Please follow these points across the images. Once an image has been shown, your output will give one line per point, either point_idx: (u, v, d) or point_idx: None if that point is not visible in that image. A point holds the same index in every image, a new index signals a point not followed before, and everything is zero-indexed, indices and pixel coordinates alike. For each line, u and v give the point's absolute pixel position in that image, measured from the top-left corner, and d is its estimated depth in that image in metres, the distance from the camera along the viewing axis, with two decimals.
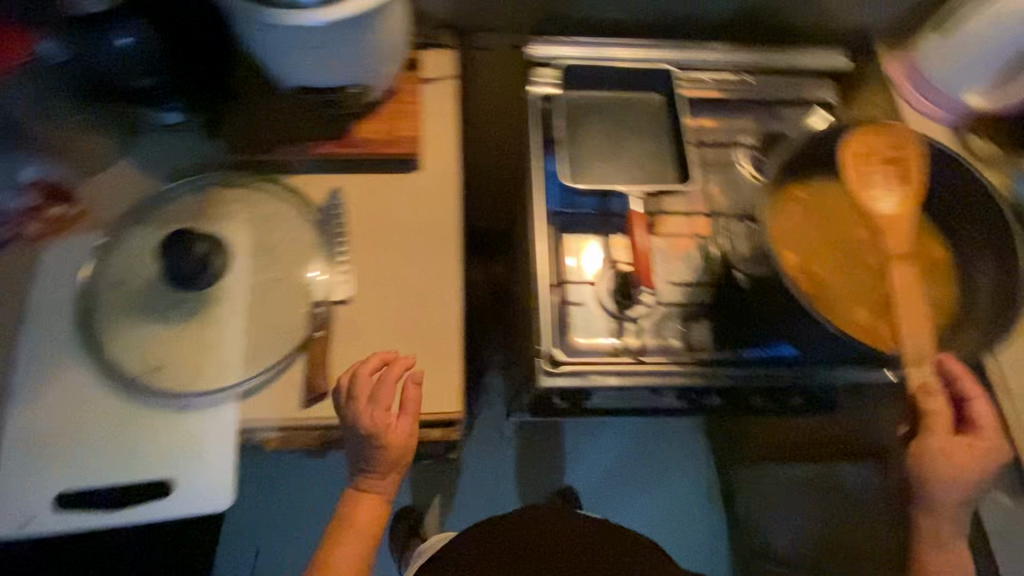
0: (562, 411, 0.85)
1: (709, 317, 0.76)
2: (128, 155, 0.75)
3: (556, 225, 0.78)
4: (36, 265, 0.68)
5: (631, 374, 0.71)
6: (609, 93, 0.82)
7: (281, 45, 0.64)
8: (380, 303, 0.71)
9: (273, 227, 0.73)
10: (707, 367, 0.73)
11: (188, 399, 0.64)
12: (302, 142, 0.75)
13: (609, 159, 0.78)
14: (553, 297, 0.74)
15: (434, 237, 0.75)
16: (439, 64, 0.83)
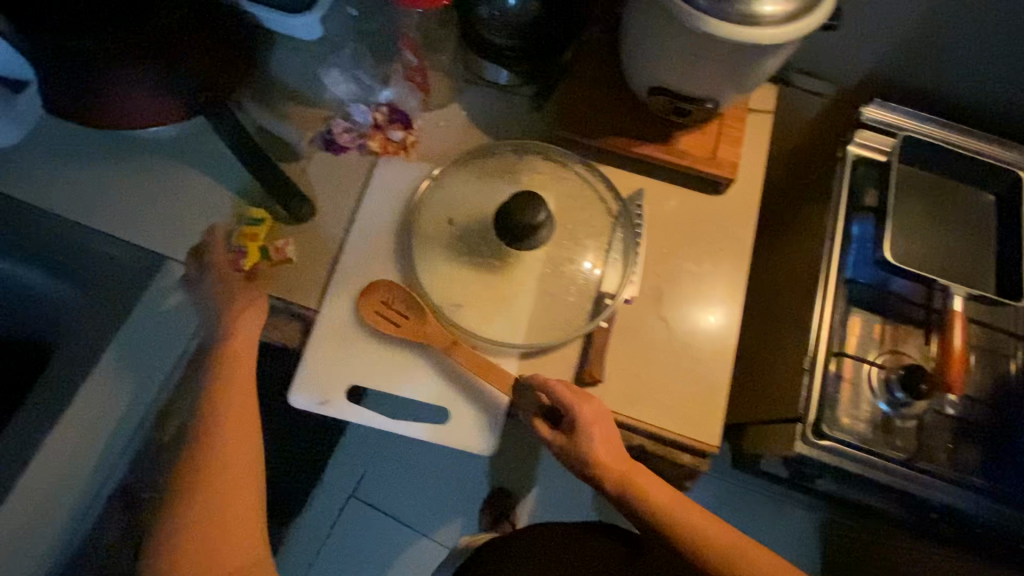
0: (764, 464, 0.84)
1: (982, 441, 0.71)
2: (461, 101, 0.80)
3: (847, 292, 0.75)
4: (371, 178, 0.75)
5: (888, 469, 0.69)
6: (936, 177, 0.78)
7: (677, 45, 0.64)
8: (661, 311, 0.72)
9: (576, 207, 0.76)
10: (966, 492, 0.69)
11: (477, 343, 0.68)
12: (627, 136, 0.77)
13: (924, 246, 0.75)
14: (828, 364, 0.71)
15: (724, 267, 0.74)
16: (767, 98, 0.81)
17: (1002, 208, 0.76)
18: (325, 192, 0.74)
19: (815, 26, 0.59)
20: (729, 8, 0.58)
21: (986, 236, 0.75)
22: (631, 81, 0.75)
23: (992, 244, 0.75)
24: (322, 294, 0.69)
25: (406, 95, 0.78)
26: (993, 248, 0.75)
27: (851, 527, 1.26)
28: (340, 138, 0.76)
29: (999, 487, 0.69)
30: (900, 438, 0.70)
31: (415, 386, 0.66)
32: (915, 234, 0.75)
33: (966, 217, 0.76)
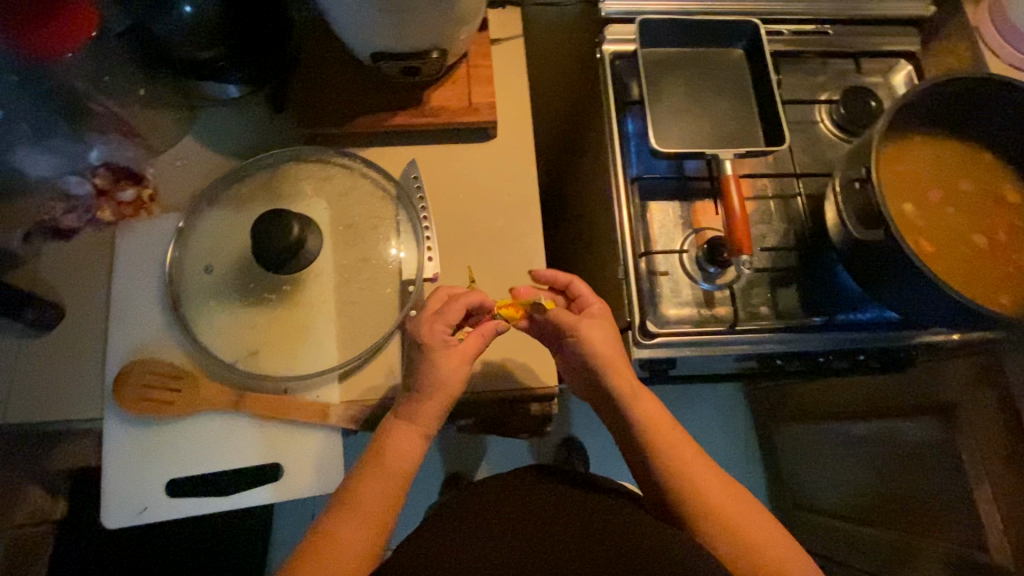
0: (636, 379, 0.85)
1: (799, 282, 0.74)
2: (192, 133, 0.72)
3: (641, 190, 0.75)
4: (116, 252, 0.67)
5: (722, 340, 0.71)
6: (687, 50, 0.79)
7: (356, 8, 0.59)
8: (468, 276, 0.70)
9: (351, 203, 0.70)
10: (802, 333, 0.72)
11: (287, 384, 0.63)
12: (374, 112, 0.71)
13: (693, 120, 0.75)
14: (641, 265, 0.72)
15: (519, 209, 0.73)
16: (508, 24, 0.77)
17: (750, 61, 0.78)
18: (69, 287, 0.66)
19: None
20: None
21: (744, 92, 0.77)
22: (355, 54, 0.69)
23: (752, 97, 0.77)
24: (101, 398, 0.62)
25: (120, 149, 0.69)
26: (754, 100, 0.77)
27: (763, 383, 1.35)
28: (62, 221, 0.66)
29: (827, 317, 0.73)
30: (724, 309, 0.73)
31: (229, 463, 0.60)
32: (683, 110, 0.76)
33: (722, 80, 0.77)
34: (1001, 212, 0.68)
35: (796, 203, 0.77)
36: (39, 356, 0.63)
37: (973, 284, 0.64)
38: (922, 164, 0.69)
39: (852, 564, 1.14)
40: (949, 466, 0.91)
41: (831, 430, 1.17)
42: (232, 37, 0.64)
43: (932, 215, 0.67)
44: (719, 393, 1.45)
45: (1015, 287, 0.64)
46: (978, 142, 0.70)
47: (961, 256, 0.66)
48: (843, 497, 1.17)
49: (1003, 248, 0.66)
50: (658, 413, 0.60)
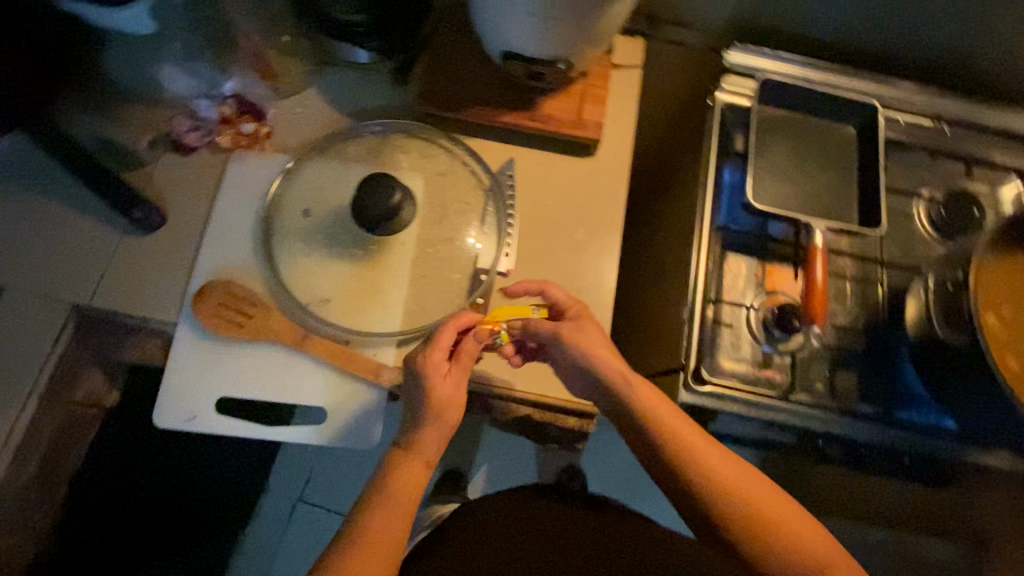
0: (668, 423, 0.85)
1: (861, 368, 0.73)
2: (316, 84, 0.76)
3: (723, 238, 0.75)
4: (224, 176, 0.71)
5: (772, 406, 0.70)
6: (799, 115, 0.79)
7: (504, 6, 0.62)
8: (538, 280, 0.72)
9: (446, 184, 0.73)
10: (854, 420, 0.71)
11: (346, 337, 0.65)
12: (488, 105, 0.75)
13: (790, 184, 0.76)
14: (707, 311, 0.72)
15: (602, 228, 0.74)
16: (632, 52, 0.80)
17: (860, 141, 0.78)
18: (174, 198, 0.70)
19: None
20: None
21: (847, 169, 0.77)
22: (488, 51, 0.73)
23: (855, 176, 0.77)
24: (179, 305, 0.65)
25: (252, 84, 0.73)
26: (856, 179, 0.77)
27: None
28: (183, 137, 0.71)
29: (884, 410, 0.72)
30: (780, 375, 0.72)
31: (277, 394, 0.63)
32: (782, 173, 0.76)
33: (828, 154, 0.78)
34: None
35: (877, 288, 0.76)
36: (133, 253, 0.67)
37: None
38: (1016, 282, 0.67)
39: None
40: None
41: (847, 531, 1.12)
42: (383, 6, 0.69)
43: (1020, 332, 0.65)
44: None
45: None
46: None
47: None
48: None
49: None
50: (688, 427, 0.58)
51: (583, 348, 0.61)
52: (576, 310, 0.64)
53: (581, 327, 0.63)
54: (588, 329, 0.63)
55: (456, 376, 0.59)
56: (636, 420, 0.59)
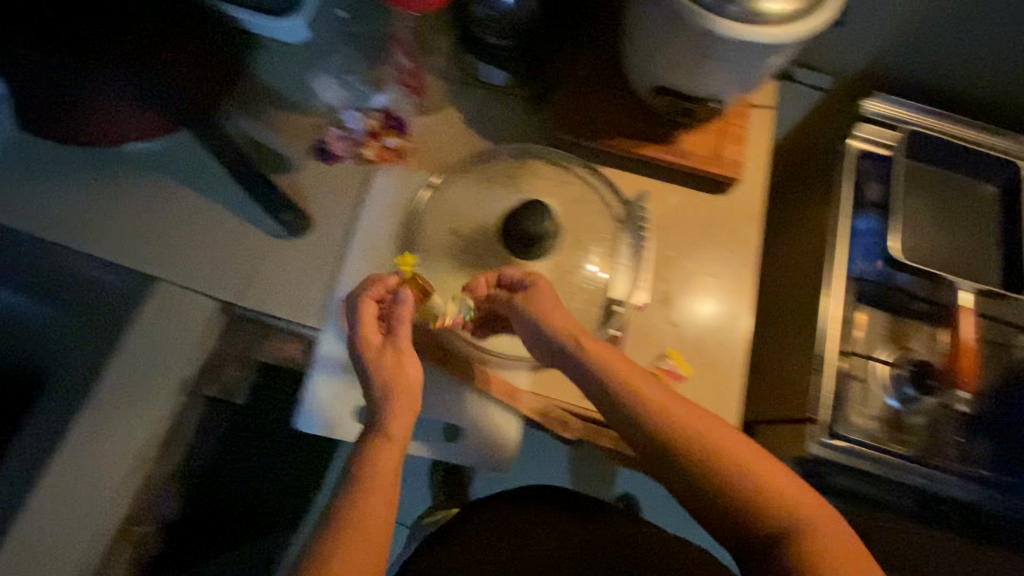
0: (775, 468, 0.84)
1: (997, 436, 0.71)
2: (457, 103, 0.77)
3: (856, 289, 0.74)
4: (368, 186, 0.72)
5: (904, 469, 0.68)
6: (939, 169, 0.78)
7: (675, 44, 0.63)
8: (670, 315, 0.71)
9: (582, 212, 0.73)
10: (987, 489, 0.69)
11: (485, 358, 0.65)
12: (628, 136, 0.75)
13: (929, 240, 0.74)
14: (838, 362, 0.71)
15: (734, 268, 0.73)
16: (770, 93, 0.79)
17: (1003, 201, 0.76)
18: (320, 205, 0.71)
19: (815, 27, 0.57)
20: (724, 8, 0.57)
21: (989, 229, 0.75)
22: (635, 84, 0.73)
23: (996, 237, 0.75)
24: (322, 311, 0.67)
25: (400, 99, 0.75)
26: (997, 240, 0.75)
27: None
28: (332, 146, 0.72)
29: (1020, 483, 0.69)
30: (911, 436, 0.70)
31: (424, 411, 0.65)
32: (920, 228, 0.75)
33: (968, 212, 0.76)
34: None
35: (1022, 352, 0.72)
36: (281, 257, 0.69)
37: None
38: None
39: None
40: None
41: None
42: (528, 33, 0.72)
43: None
44: None
45: None
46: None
47: None
48: None
49: None
50: (690, 411, 0.53)
51: (539, 307, 0.58)
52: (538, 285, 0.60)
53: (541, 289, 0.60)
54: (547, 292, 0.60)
55: (405, 351, 0.57)
56: (641, 414, 0.53)
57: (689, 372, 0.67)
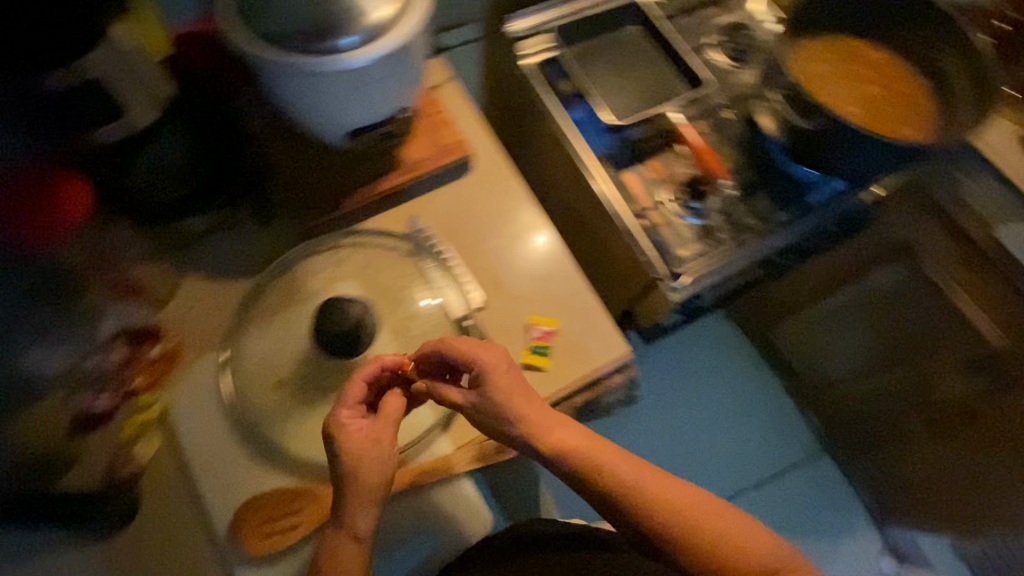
0: (671, 325, 0.95)
1: (766, 188, 0.85)
2: (192, 272, 0.72)
3: (611, 167, 0.85)
4: (164, 413, 0.64)
5: (736, 261, 0.81)
6: (594, 41, 0.91)
7: (325, 93, 0.63)
8: (509, 291, 0.73)
9: (377, 273, 0.73)
10: (789, 225, 0.84)
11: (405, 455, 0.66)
12: (358, 184, 0.74)
13: (625, 92, 0.88)
14: (640, 225, 0.82)
15: (521, 218, 0.78)
16: (441, 69, 0.84)
17: (648, 32, 0.91)
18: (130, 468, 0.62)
19: (416, 21, 0.61)
20: (326, 45, 0.59)
21: (655, 59, 0.90)
22: (328, 140, 0.72)
23: (662, 60, 0.90)
24: (218, 558, 0.59)
25: (129, 315, 0.67)
26: (665, 62, 0.90)
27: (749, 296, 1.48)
28: (99, 409, 0.63)
29: (801, 205, 0.85)
30: (720, 233, 0.82)
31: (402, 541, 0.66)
32: (615, 88, 0.88)
33: (635, 55, 0.90)
34: (887, 71, 0.84)
35: (764, 111, 0.83)
36: (143, 540, 0.60)
37: (901, 129, 0.79)
38: (827, 63, 0.82)
39: (889, 410, 1.30)
40: (928, 291, 1.07)
41: (820, 311, 1.31)
42: (203, 171, 0.68)
43: (845, 93, 0.81)
44: (716, 331, 1.54)
45: (919, 120, 0.80)
46: (863, 26, 0.84)
47: (874, 112, 0.80)
48: (852, 363, 1.32)
49: (906, 94, 0.82)
50: (625, 460, 0.55)
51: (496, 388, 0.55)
52: (491, 364, 0.56)
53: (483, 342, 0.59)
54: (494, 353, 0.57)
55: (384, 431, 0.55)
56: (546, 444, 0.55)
57: (556, 323, 0.71)
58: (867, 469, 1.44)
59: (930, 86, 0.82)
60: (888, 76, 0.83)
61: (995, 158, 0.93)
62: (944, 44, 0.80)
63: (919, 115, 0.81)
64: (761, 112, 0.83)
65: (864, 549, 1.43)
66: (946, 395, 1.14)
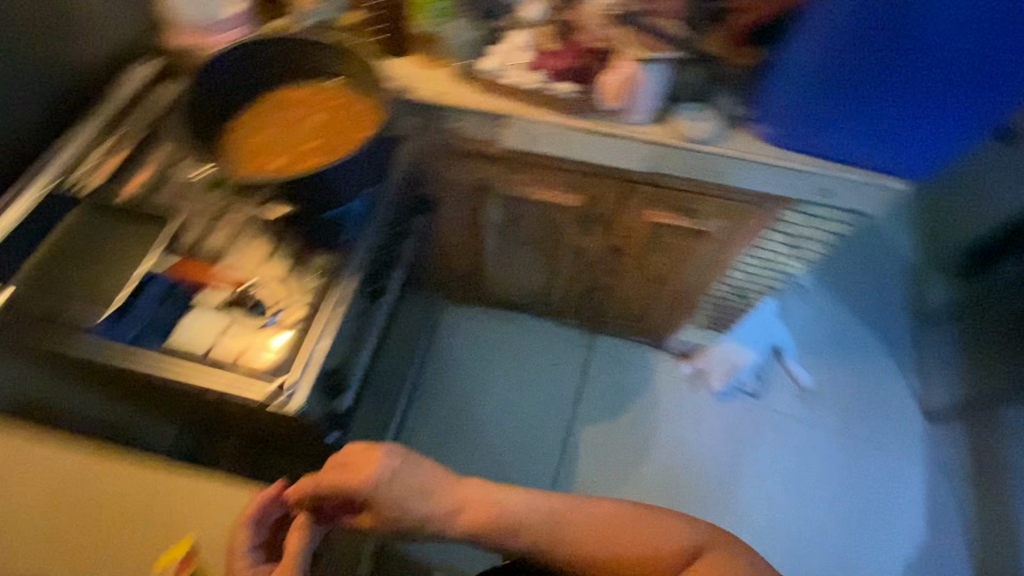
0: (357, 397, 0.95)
1: (305, 247, 0.87)
2: None
3: (149, 343, 0.78)
4: None
5: (326, 323, 0.81)
6: (44, 251, 0.84)
7: None
8: (140, 543, 0.80)
9: None
10: (348, 263, 0.87)
11: None
12: None
13: (107, 270, 0.82)
14: (213, 372, 0.77)
15: (111, 479, 0.83)
16: None
17: (92, 207, 0.88)
18: None
19: None
20: None
21: (118, 223, 0.87)
22: None
23: (127, 219, 0.87)
24: None
25: None
26: (132, 220, 0.87)
27: (450, 281, 1.69)
28: None
29: (344, 239, 0.88)
30: (292, 319, 0.81)
31: None
32: (95, 273, 0.82)
33: (95, 233, 0.86)
34: (311, 102, 0.91)
35: (275, 207, 0.82)
36: None
37: (347, 139, 0.85)
38: (258, 132, 0.88)
39: (586, 279, 1.55)
40: (519, 197, 1.26)
41: (491, 253, 1.51)
42: None
43: (285, 143, 0.85)
44: (457, 332, 1.84)
45: (356, 121, 0.88)
46: (267, 83, 0.92)
47: (319, 139, 0.86)
48: (542, 269, 1.55)
49: (333, 109, 0.89)
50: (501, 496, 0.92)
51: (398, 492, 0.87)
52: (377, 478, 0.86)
53: (362, 455, 0.88)
54: (368, 467, 0.85)
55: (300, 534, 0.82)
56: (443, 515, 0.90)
57: (191, 538, 0.80)
58: (622, 320, 1.74)
59: (351, 91, 0.92)
60: (313, 103, 0.90)
61: (455, 92, 1.04)
62: (328, 59, 0.92)
63: (354, 117, 0.88)
64: (275, 209, 0.82)
65: (660, 366, 1.81)
66: (596, 248, 1.40)
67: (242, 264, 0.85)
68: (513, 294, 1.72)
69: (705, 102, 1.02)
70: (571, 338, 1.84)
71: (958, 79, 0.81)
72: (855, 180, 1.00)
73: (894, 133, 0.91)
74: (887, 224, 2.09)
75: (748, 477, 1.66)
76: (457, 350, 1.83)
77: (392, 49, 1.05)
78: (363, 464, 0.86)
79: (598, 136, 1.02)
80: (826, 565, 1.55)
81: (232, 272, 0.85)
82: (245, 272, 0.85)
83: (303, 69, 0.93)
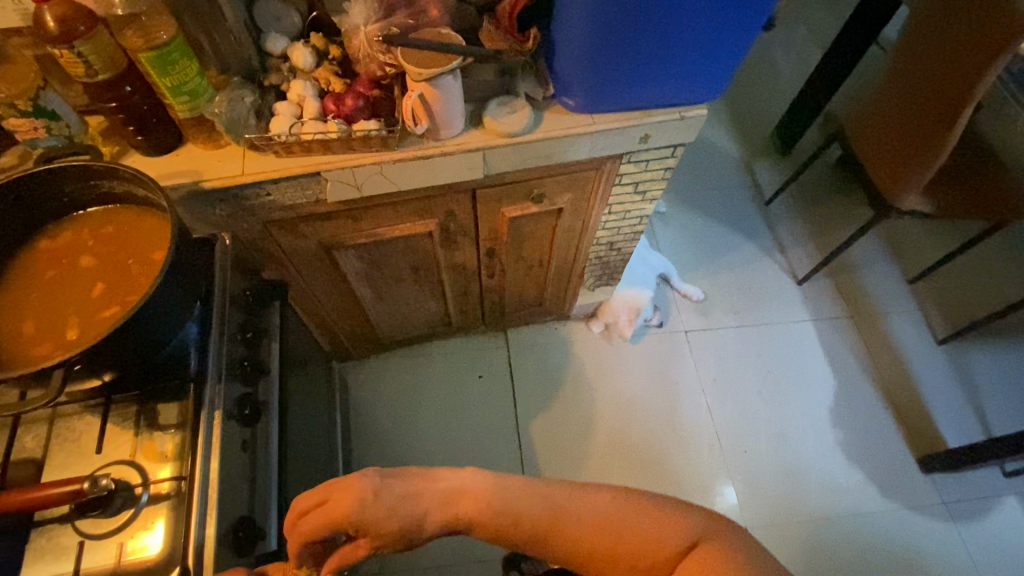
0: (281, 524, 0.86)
1: (147, 401, 0.76)
2: None
3: None
4: None
5: (202, 474, 0.71)
6: None
7: None
8: None
9: None
10: (205, 398, 0.76)
11: None
12: None
13: None
14: None
15: None
16: None
17: None
18: None
19: None
20: None
21: None
22: None
23: None
24: None
25: None
26: None
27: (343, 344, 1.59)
28: None
29: (191, 374, 0.78)
30: (162, 486, 0.71)
31: None
32: None
33: None
34: (82, 244, 0.80)
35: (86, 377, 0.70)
36: None
37: (145, 265, 0.77)
38: (31, 305, 0.75)
39: (474, 290, 1.53)
40: (372, 242, 1.19)
41: (372, 303, 1.43)
42: None
43: (72, 303, 0.75)
44: (372, 388, 1.75)
45: (147, 241, 0.79)
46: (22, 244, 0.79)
47: (107, 281, 0.76)
48: (428, 297, 1.50)
49: (112, 242, 0.80)
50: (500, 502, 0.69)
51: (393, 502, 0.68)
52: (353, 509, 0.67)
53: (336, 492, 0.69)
54: (344, 498, 0.67)
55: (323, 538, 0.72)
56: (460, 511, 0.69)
57: None
58: (525, 311, 1.75)
59: (129, 212, 0.81)
60: (89, 245, 0.80)
61: (254, 167, 0.94)
62: (77, 191, 0.79)
63: (144, 238, 0.79)
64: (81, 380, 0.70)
65: (575, 335, 1.86)
66: (470, 260, 1.38)
67: (80, 452, 0.73)
68: (411, 330, 1.66)
69: (508, 95, 1.04)
70: (485, 345, 1.83)
71: (706, 10, 0.88)
72: (668, 116, 1.06)
73: (675, 72, 0.99)
74: (709, 132, 2.32)
75: (684, 399, 1.78)
76: (381, 405, 1.73)
77: (164, 148, 0.93)
78: (340, 491, 0.68)
79: (424, 159, 0.98)
80: (772, 443, 1.72)
81: (69, 466, 0.72)
82: (87, 460, 0.72)
83: (59, 213, 0.81)
